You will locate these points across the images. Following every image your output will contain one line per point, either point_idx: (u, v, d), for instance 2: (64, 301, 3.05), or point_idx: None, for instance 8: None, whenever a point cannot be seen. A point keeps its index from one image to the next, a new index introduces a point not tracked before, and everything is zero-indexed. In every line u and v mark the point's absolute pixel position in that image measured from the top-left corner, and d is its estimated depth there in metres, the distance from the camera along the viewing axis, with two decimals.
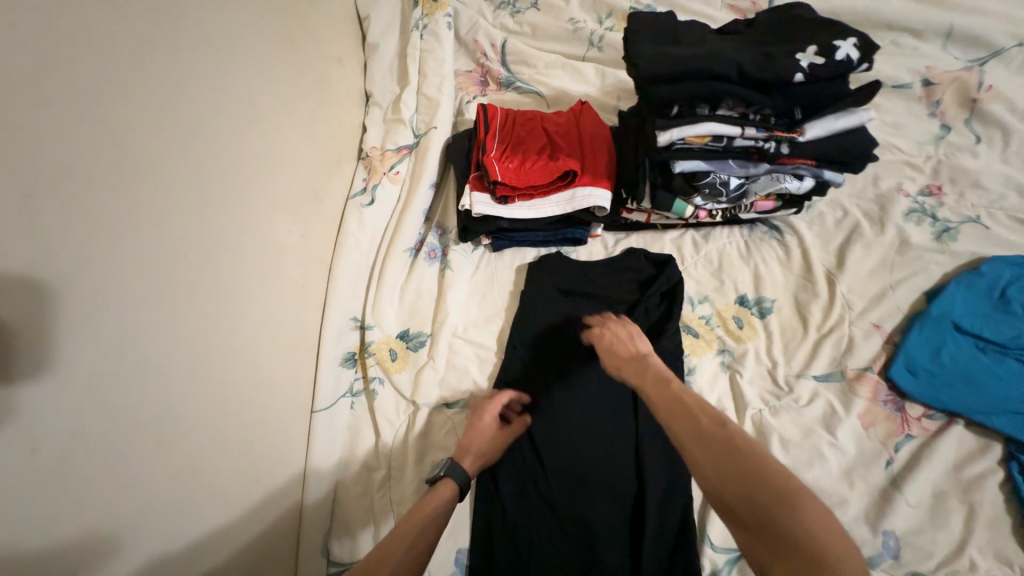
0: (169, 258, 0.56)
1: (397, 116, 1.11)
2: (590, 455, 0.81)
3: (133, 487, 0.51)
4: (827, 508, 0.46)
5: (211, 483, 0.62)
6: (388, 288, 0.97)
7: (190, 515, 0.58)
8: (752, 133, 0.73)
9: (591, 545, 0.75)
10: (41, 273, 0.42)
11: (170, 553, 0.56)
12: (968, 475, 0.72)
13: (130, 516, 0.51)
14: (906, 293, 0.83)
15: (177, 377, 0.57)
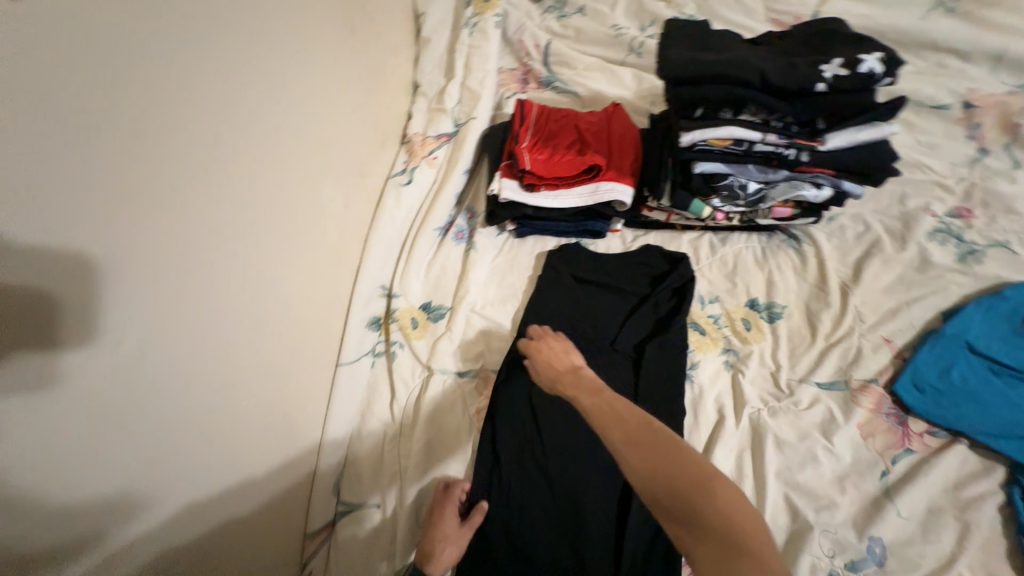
0: (229, 207, 0.65)
1: (440, 106, 1.20)
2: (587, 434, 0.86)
3: (162, 427, 0.58)
4: (738, 490, 0.51)
5: (239, 411, 0.70)
6: (416, 262, 1.04)
7: (221, 435, 0.66)
8: (772, 139, 0.76)
9: (578, 515, 0.80)
10: (136, 204, 0.52)
11: (195, 477, 0.63)
12: (967, 494, 0.72)
13: (154, 450, 0.57)
14: (922, 310, 0.84)
15: (207, 326, 0.64)
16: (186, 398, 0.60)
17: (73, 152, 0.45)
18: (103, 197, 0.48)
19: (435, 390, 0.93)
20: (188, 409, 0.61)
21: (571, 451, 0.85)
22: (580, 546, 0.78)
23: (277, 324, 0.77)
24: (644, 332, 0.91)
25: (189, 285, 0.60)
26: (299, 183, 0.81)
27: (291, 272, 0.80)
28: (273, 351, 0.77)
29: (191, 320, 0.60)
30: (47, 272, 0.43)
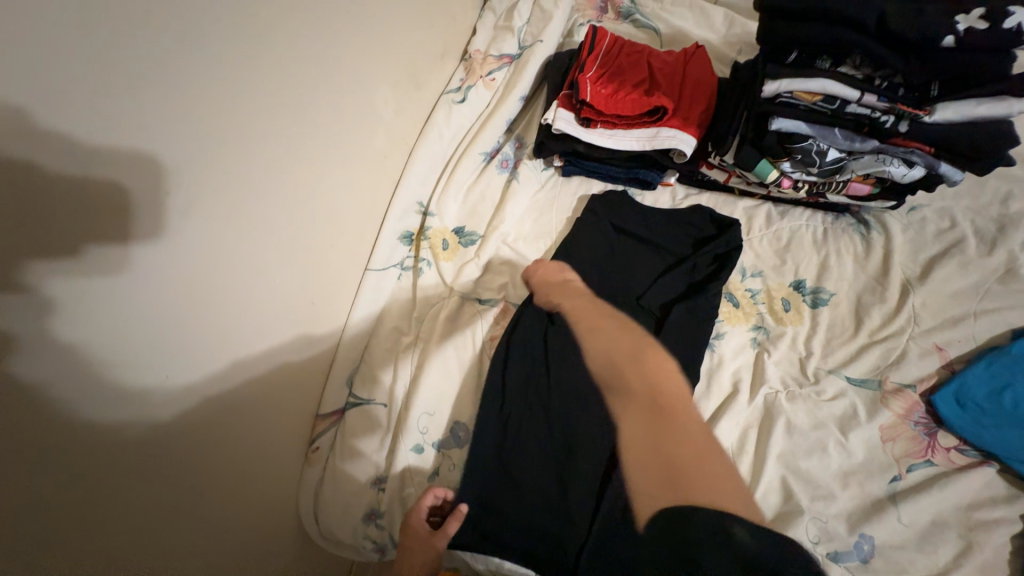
0: (292, 86, 0.65)
1: (508, 24, 1.12)
2: (595, 380, 0.86)
3: (215, 330, 0.61)
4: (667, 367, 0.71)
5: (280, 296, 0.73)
6: (456, 184, 1.03)
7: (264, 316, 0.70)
8: (870, 101, 0.67)
9: (570, 452, 0.83)
10: (202, 105, 0.51)
11: (238, 376, 0.67)
12: (980, 516, 0.68)
13: (209, 356, 0.60)
14: (989, 324, 0.76)
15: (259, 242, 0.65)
16: (234, 304, 0.63)
17: (149, 34, 0.43)
18: (175, 65, 0.46)
19: (455, 311, 0.94)
20: (237, 309, 0.64)
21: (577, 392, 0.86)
22: (567, 480, 0.81)
23: (319, 215, 0.78)
24: (674, 294, 0.87)
25: (247, 158, 0.59)
26: (357, 77, 0.79)
27: (338, 167, 0.80)
28: (314, 240, 0.78)
29: (247, 223, 0.62)
30: (138, 158, 0.44)
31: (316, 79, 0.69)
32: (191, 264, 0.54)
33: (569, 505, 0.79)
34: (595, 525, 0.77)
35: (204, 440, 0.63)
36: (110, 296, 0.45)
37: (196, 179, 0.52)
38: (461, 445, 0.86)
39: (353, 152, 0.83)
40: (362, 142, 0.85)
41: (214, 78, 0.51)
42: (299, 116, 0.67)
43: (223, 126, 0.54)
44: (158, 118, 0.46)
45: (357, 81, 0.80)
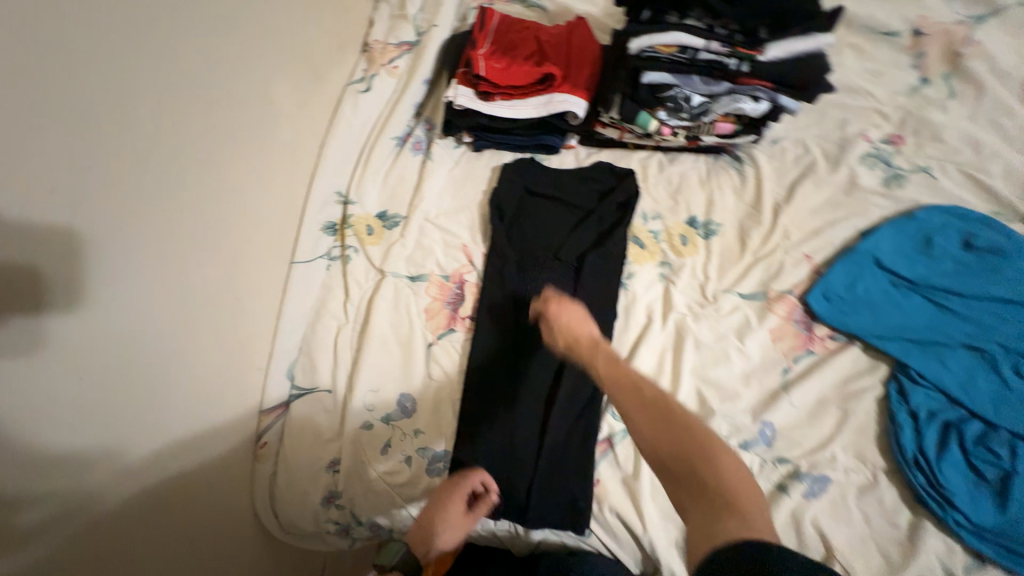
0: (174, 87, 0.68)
1: (402, 13, 1.16)
2: (528, 333, 0.92)
3: (159, 368, 0.69)
4: (741, 466, 0.53)
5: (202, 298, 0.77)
6: (372, 170, 1.05)
7: (203, 338, 0.77)
8: (715, 47, 0.78)
9: (511, 403, 0.88)
10: (103, 169, 0.58)
11: (187, 401, 0.75)
12: (852, 387, 0.81)
13: (157, 390, 0.69)
14: (842, 230, 0.89)
15: (188, 283, 0.73)
16: (173, 344, 0.71)
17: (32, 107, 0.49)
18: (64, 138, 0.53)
19: (387, 291, 0.97)
20: (176, 345, 0.72)
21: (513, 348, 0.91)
22: (512, 430, 0.86)
23: (227, 207, 0.81)
24: (588, 244, 0.95)
25: (151, 188, 0.65)
26: (238, 70, 0.82)
27: (238, 161, 0.83)
28: (226, 235, 0.81)
29: (172, 269, 0.70)
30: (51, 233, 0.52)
31: (198, 76, 0.72)
32: (106, 314, 0.60)
33: (520, 449, 0.85)
34: (542, 460, 0.84)
35: (160, 466, 0.70)
36: (30, 359, 0.52)
37: (112, 240, 0.60)
38: (409, 415, 0.88)
39: (251, 147, 0.86)
40: (257, 134, 0.87)
41: (93, 114, 0.56)
42: (181, 110, 0.70)
43: (112, 130, 0.59)
44: (64, 196, 0.54)
45: (244, 75, 0.83)
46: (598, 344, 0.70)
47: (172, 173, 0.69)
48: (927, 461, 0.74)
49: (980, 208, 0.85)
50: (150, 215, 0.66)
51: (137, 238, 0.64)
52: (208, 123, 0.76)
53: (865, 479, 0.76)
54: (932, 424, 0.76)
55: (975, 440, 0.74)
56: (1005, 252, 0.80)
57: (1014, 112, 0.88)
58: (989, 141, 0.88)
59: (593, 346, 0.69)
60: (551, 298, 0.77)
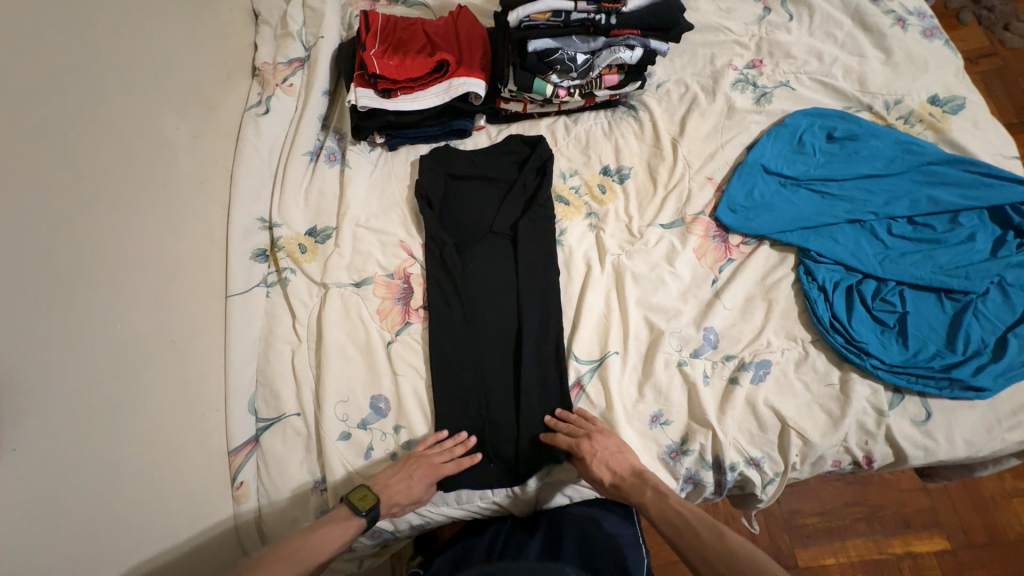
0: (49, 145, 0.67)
1: (285, 30, 1.16)
2: (483, 307, 0.94)
3: (106, 455, 0.67)
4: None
5: (132, 352, 0.74)
6: (292, 190, 1.04)
7: (146, 403, 0.75)
8: (583, 7, 0.86)
9: (482, 376, 0.90)
10: None
11: (149, 474, 0.73)
12: (771, 280, 0.91)
13: (108, 476, 0.67)
14: (733, 149, 1.00)
15: (114, 360, 0.71)
16: (114, 427, 0.69)
17: None
18: None
19: (334, 303, 0.96)
20: (118, 426, 0.70)
21: (471, 325, 0.92)
22: (489, 401, 0.89)
23: (140, 249, 0.79)
24: (518, 213, 1.00)
25: (43, 271, 0.64)
26: (117, 109, 0.79)
27: (141, 201, 0.81)
28: (146, 278, 0.79)
29: (90, 350, 0.68)
30: None
31: (72, 139, 0.70)
32: (38, 403, 0.60)
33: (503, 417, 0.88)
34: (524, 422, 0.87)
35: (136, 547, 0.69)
36: None
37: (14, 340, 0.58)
38: (386, 414, 0.89)
39: (153, 186, 0.83)
40: (156, 171, 0.85)
41: None
42: (62, 163, 0.68)
43: None
44: None
45: (126, 114, 0.81)
46: (640, 479, 0.78)
47: (63, 251, 0.67)
48: (841, 323, 0.85)
49: (834, 106, 0.99)
50: (50, 299, 0.64)
51: (43, 328, 0.62)
52: (94, 167, 0.73)
53: (799, 354, 0.86)
54: (837, 292, 0.87)
55: (873, 295, 0.86)
56: (859, 136, 0.93)
57: (842, 21, 1.03)
58: (829, 49, 1.01)
59: (638, 478, 0.78)
60: (593, 432, 0.81)
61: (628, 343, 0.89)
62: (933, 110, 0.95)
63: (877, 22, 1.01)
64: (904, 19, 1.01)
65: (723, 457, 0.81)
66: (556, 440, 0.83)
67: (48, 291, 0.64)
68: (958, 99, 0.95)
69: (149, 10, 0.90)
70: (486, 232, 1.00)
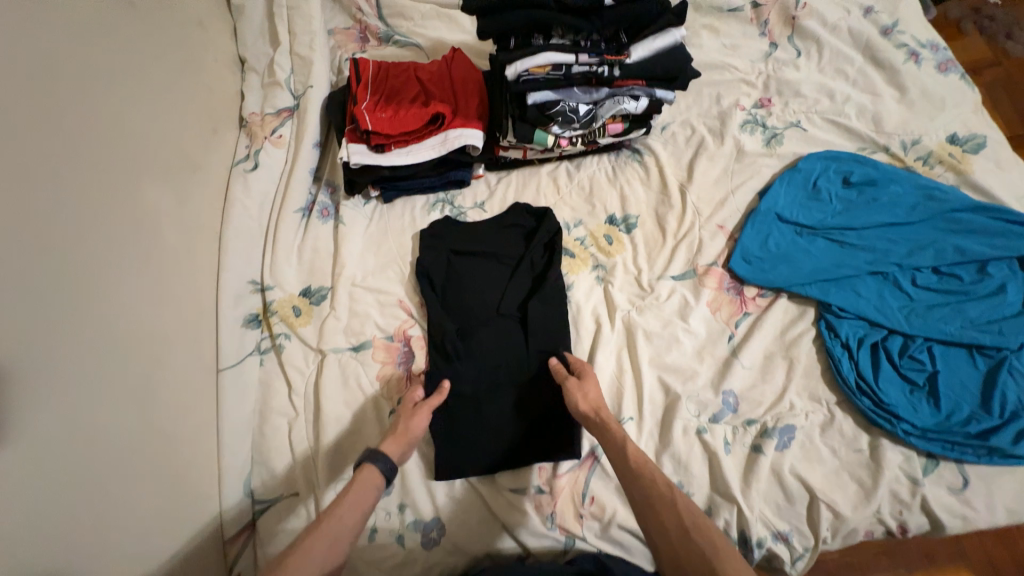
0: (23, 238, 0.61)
1: (273, 79, 1.11)
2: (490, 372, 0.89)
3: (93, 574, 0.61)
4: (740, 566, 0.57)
5: (120, 451, 0.68)
6: (284, 249, 1.00)
7: (135, 506, 0.69)
8: (585, 59, 0.80)
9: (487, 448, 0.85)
10: None
11: None
12: (790, 335, 0.87)
13: None
14: (744, 194, 0.96)
15: (101, 464, 0.65)
16: (101, 541, 0.63)
17: None
18: None
19: (331, 371, 0.91)
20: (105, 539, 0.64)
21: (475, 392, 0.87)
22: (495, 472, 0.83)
23: (127, 335, 0.74)
24: (524, 267, 0.95)
25: (23, 380, 0.58)
26: (96, 185, 0.74)
27: (125, 283, 0.75)
28: (131, 366, 0.73)
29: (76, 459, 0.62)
30: None
31: (46, 227, 0.64)
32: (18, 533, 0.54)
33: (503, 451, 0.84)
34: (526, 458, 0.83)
35: None
36: None
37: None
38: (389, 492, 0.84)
39: (136, 264, 0.78)
40: (139, 248, 0.79)
41: None
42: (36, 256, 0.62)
43: None
44: None
45: (107, 189, 0.75)
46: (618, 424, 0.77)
47: (44, 352, 0.61)
48: (867, 384, 0.80)
49: (848, 148, 0.95)
50: (31, 411, 0.58)
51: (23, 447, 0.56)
52: (70, 253, 0.67)
53: (824, 417, 0.82)
54: (863, 349, 0.82)
55: (900, 352, 0.81)
56: (878, 182, 0.89)
57: (852, 57, 0.99)
58: (840, 87, 0.98)
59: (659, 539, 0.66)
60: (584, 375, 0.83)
61: (643, 407, 0.85)
62: (953, 150, 0.91)
63: (889, 58, 0.97)
64: (917, 53, 0.98)
65: (751, 534, 0.76)
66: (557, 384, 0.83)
67: (28, 402, 0.58)
68: (979, 138, 0.91)
69: (130, 72, 0.85)
70: (489, 290, 0.95)
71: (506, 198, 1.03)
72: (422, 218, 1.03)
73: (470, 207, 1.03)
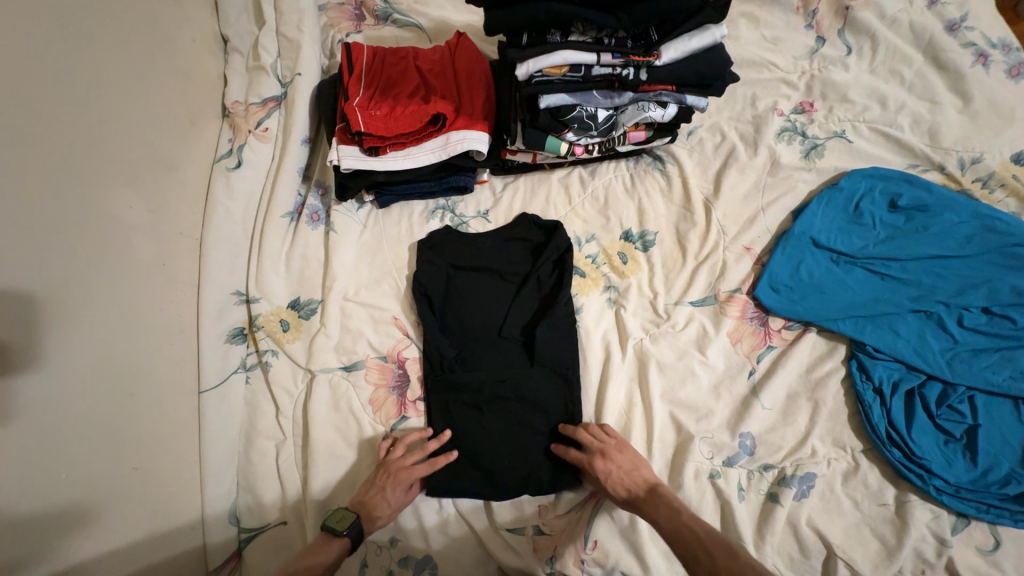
0: None
1: (257, 63, 1.00)
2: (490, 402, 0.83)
3: None
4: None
5: (86, 495, 0.64)
6: (270, 257, 0.92)
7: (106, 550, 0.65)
8: (608, 60, 0.69)
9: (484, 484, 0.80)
10: None
11: None
12: (817, 375, 0.80)
13: None
14: (775, 214, 0.86)
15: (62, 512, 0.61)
16: None
17: None
18: None
19: (320, 394, 0.85)
20: None
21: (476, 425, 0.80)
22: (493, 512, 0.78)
23: (92, 366, 0.67)
24: (529, 287, 0.87)
25: None
26: (52, 198, 0.65)
27: (89, 309, 0.68)
28: (96, 402, 0.67)
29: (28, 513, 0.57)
30: None
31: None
32: None
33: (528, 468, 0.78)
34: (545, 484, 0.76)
35: None
36: None
37: None
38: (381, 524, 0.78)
39: (100, 287, 0.70)
40: (105, 268, 0.71)
41: None
42: None
43: None
44: None
45: (64, 202, 0.67)
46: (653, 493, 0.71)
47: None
48: (899, 434, 0.74)
49: (897, 164, 0.84)
50: None
51: None
52: (19, 284, 0.60)
53: (848, 465, 0.76)
54: (897, 396, 0.76)
55: (938, 401, 0.75)
56: (930, 207, 0.79)
57: (910, 58, 0.87)
58: (893, 92, 0.86)
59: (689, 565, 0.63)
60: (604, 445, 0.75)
61: (653, 446, 0.79)
62: (1018, 171, 0.80)
63: (954, 60, 0.85)
64: (986, 54, 0.86)
65: None
66: (567, 454, 0.77)
67: None
68: None
69: (91, 62, 0.74)
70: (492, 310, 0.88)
71: (513, 208, 0.94)
72: (420, 227, 0.94)
73: (473, 216, 0.94)
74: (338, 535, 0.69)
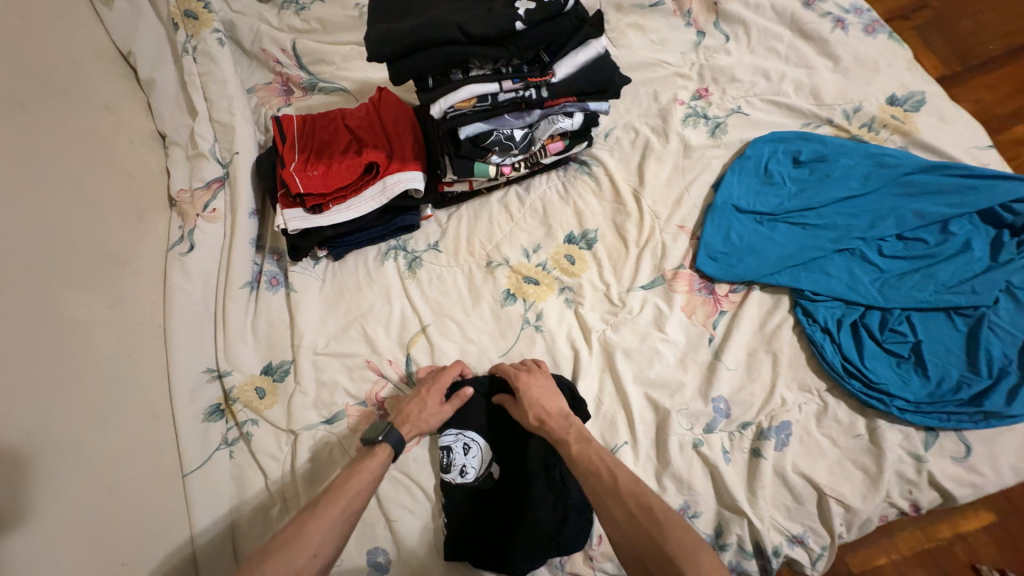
0: None
1: (196, 150, 1.05)
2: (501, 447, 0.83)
3: None
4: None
5: None
6: (236, 329, 0.94)
7: None
8: (510, 86, 0.77)
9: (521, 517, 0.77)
10: None
11: None
12: (769, 327, 0.84)
13: None
14: (698, 189, 0.93)
15: None
16: None
17: None
18: None
19: (307, 452, 0.85)
20: None
21: (440, 486, 0.82)
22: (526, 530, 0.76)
23: (69, 465, 0.69)
24: (515, 340, 0.89)
25: None
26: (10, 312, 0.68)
27: (61, 411, 0.70)
28: (71, 502, 0.68)
29: None
30: None
31: None
32: None
33: (502, 508, 0.79)
34: (548, 552, 0.75)
35: None
36: None
37: None
38: (387, 569, 0.78)
39: (68, 389, 0.72)
40: (69, 370, 0.73)
41: None
42: None
43: None
44: None
45: (23, 312, 0.70)
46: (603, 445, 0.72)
47: None
48: (855, 366, 0.78)
49: (793, 125, 0.94)
50: None
51: None
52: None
53: (818, 407, 0.79)
54: (843, 330, 0.80)
55: (881, 327, 0.80)
56: (827, 156, 0.88)
57: (780, 34, 0.98)
58: (773, 65, 0.97)
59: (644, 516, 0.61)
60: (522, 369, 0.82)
61: (636, 430, 0.81)
62: (894, 111, 0.91)
63: (816, 30, 0.97)
64: (842, 19, 0.98)
65: (765, 543, 0.73)
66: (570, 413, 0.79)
67: None
68: (917, 95, 0.92)
69: (31, 177, 0.78)
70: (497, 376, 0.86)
71: (460, 235, 0.99)
72: (376, 269, 0.98)
73: (424, 250, 0.99)
74: (377, 443, 0.74)
